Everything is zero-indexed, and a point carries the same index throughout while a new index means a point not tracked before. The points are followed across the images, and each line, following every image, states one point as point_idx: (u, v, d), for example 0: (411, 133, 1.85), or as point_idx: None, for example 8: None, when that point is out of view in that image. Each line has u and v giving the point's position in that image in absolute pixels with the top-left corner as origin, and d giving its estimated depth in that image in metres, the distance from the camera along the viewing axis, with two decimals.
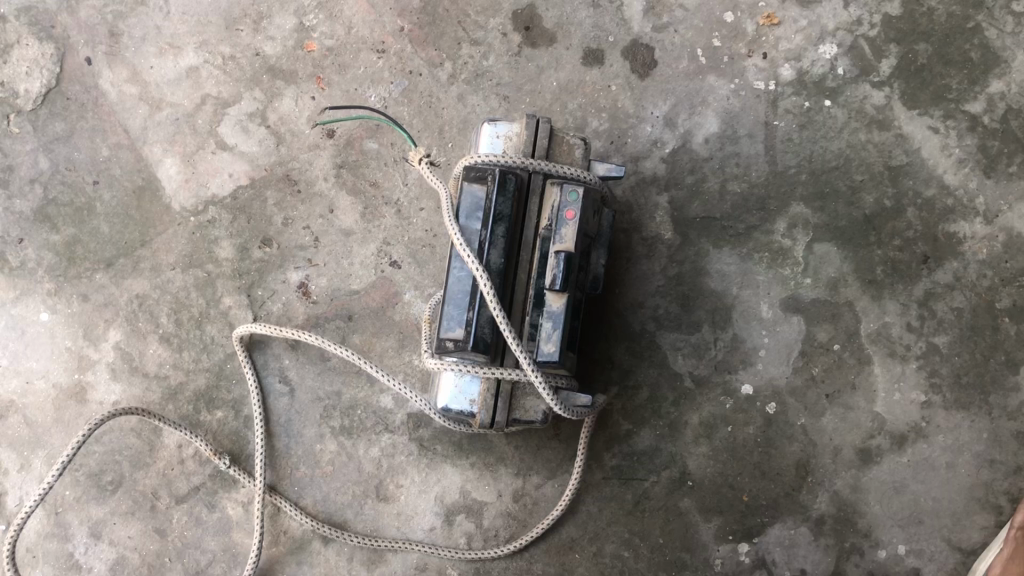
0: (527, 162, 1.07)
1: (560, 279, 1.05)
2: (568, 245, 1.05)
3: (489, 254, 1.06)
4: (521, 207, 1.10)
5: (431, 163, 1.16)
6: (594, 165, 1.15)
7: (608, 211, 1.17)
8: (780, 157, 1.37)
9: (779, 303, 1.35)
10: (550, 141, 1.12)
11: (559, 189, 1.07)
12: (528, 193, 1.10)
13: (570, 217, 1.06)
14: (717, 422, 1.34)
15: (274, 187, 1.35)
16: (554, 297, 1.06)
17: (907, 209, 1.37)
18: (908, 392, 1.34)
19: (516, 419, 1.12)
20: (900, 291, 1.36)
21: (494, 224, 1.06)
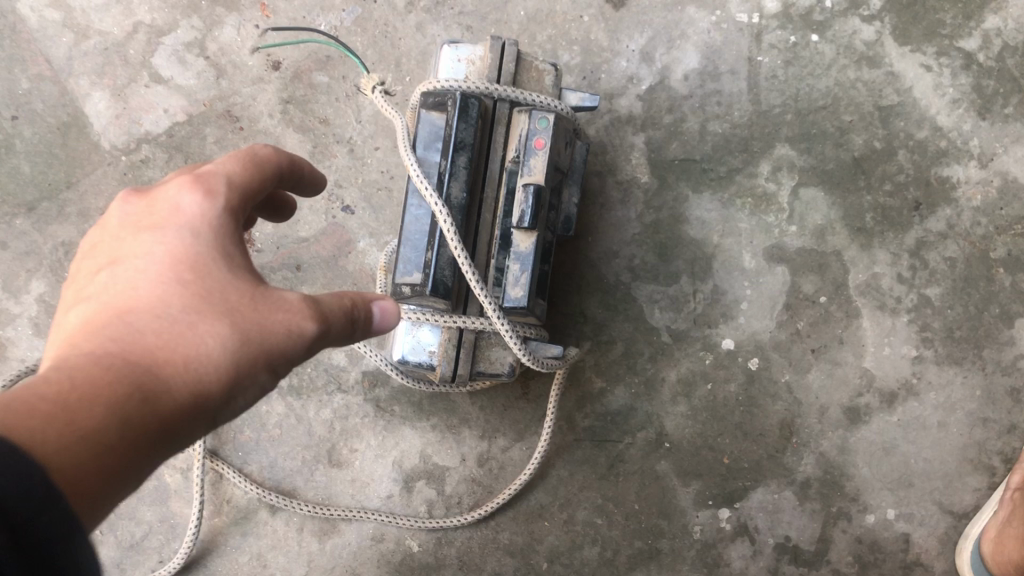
0: (491, 87, 0.96)
1: (529, 216, 0.94)
2: (538, 179, 0.95)
3: (450, 187, 0.95)
4: (485, 137, 0.99)
5: (385, 89, 1.05)
6: (565, 94, 1.05)
7: (581, 144, 1.06)
8: (764, 96, 1.28)
9: (762, 252, 1.26)
10: (517, 65, 1.01)
11: (527, 116, 0.96)
12: (494, 121, 0.99)
13: (540, 147, 0.96)
14: (696, 379, 1.24)
15: (215, 124, 1.23)
16: (523, 236, 0.96)
17: (898, 152, 1.28)
18: (898, 347, 1.27)
19: (481, 373, 1.01)
20: (891, 239, 1.27)
21: (455, 154, 0.95)
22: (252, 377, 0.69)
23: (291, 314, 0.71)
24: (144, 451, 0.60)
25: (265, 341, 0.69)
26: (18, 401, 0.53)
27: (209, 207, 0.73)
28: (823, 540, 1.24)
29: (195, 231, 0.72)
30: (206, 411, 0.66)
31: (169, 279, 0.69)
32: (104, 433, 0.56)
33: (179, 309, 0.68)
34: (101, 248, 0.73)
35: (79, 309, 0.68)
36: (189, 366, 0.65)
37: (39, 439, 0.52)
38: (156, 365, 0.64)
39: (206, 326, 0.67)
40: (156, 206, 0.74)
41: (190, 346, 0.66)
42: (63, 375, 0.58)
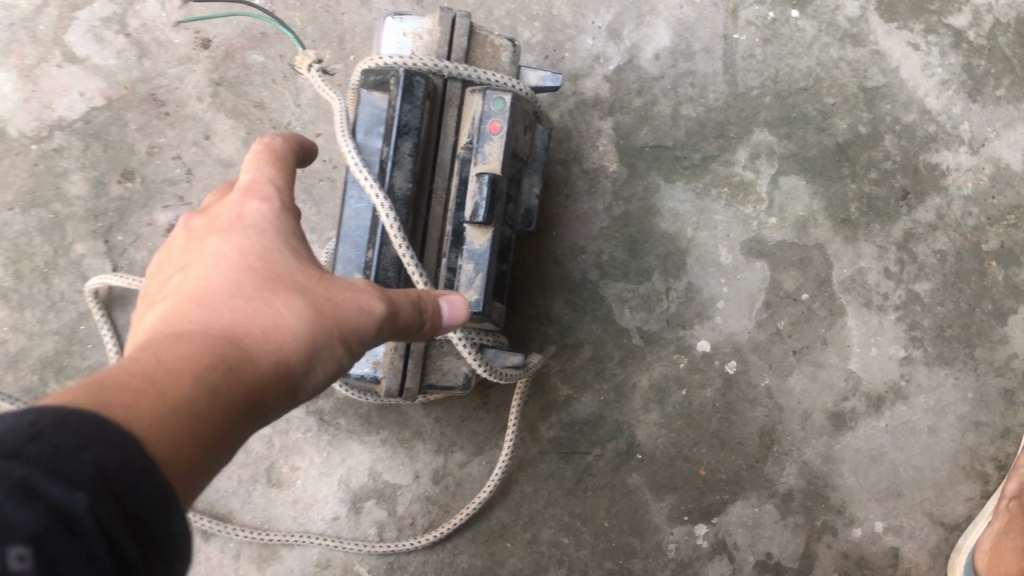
0: (440, 64, 0.86)
1: (484, 209, 0.84)
2: (494, 167, 0.85)
3: (394, 176, 0.85)
4: (434, 120, 0.88)
5: (321, 67, 0.93)
6: (524, 73, 0.94)
7: (544, 128, 0.96)
8: (740, 77, 1.18)
9: (740, 246, 1.17)
10: (470, 40, 0.90)
11: (481, 96, 0.86)
12: (444, 103, 0.88)
13: (495, 131, 0.85)
14: (669, 385, 1.14)
15: (137, 108, 1.11)
16: (478, 233, 0.86)
17: (884, 137, 1.19)
18: (885, 347, 1.18)
19: (432, 387, 0.91)
20: (877, 231, 1.18)
21: (399, 140, 0.84)
22: (329, 357, 0.63)
23: (361, 297, 0.66)
24: (230, 431, 0.54)
25: (340, 319, 0.63)
26: (99, 382, 0.48)
27: (264, 204, 0.68)
28: (807, 556, 1.14)
29: (256, 224, 0.66)
30: (286, 389, 0.60)
31: (238, 266, 0.63)
32: (190, 407, 0.50)
33: (252, 289, 0.61)
34: (167, 258, 0.67)
35: (153, 310, 0.61)
36: (268, 340, 0.59)
37: (126, 418, 0.46)
38: (236, 340, 0.57)
39: (281, 301, 0.61)
40: (217, 212, 0.68)
41: (267, 321, 0.59)
42: (143, 358, 0.52)
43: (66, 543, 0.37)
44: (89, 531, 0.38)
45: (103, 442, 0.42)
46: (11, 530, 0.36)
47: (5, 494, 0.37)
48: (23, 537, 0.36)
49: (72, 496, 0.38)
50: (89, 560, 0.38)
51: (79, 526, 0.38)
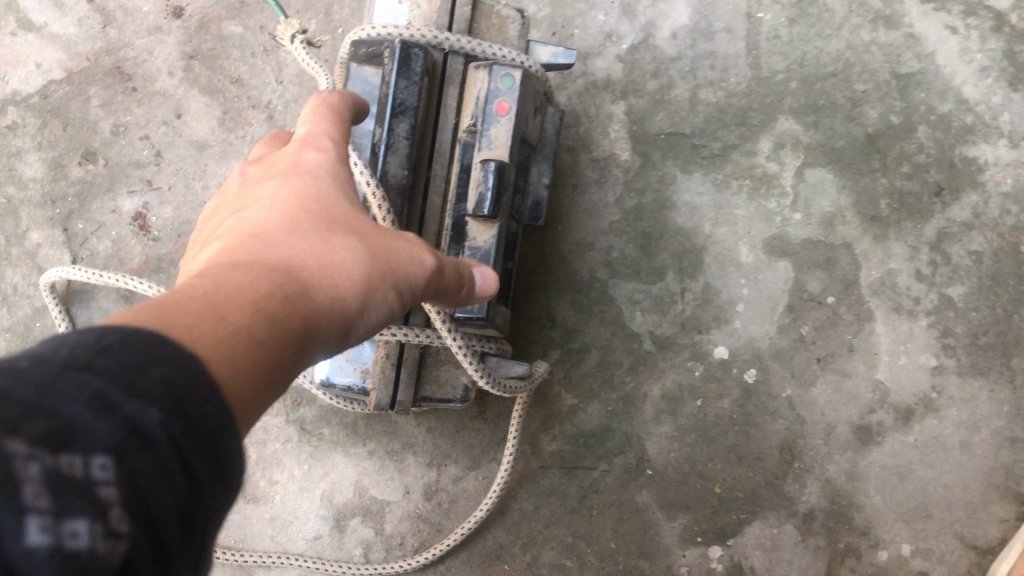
0: (441, 36, 0.76)
1: (490, 202, 0.73)
2: (501, 153, 0.75)
3: (388, 162, 0.74)
4: (433, 100, 0.78)
5: (305, 37, 0.83)
6: (533, 49, 0.84)
7: (556, 111, 0.86)
8: (764, 59, 1.09)
9: (762, 244, 1.07)
10: (473, 11, 0.80)
11: (487, 73, 0.75)
12: (445, 80, 0.79)
13: (503, 112, 0.75)
14: (683, 395, 1.05)
15: (100, 83, 1.01)
16: (482, 228, 0.76)
17: (917, 128, 1.10)
18: (915, 355, 1.08)
19: (427, 401, 0.81)
20: (908, 230, 1.09)
21: (394, 120, 0.74)
22: (383, 304, 0.56)
23: (416, 250, 0.60)
24: (292, 365, 0.47)
25: (396, 267, 0.57)
26: (157, 304, 0.41)
27: (320, 152, 0.61)
28: None
29: (313, 172, 0.60)
30: (342, 333, 0.53)
31: (294, 208, 0.56)
32: (255, 334, 0.44)
33: (310, 228, 0.55)
34: (214, 212, 0.60)
35: (202, 252, 0.54)
36: (328, 277, 0.52)
37: (192, 338, 0.40)
38: (296, 273, 0.51)
39: (339, 241, 0.55)
40: (270, 163, 0.62)
41: (327, 259, 0.53)
42: (199, 283, 0.45)
43: (141, 458, 0.33)
44: (162, 448, 0.34)
45: (169, 359, 0.36)
46: (87, 439, 0.31)
47: (76, 403, 0.32)
48: (98, 446, 0.31)
49: (148, 413, 0.33)
50: (163, 477, 0.34)
51: (153, 444, 0.33)
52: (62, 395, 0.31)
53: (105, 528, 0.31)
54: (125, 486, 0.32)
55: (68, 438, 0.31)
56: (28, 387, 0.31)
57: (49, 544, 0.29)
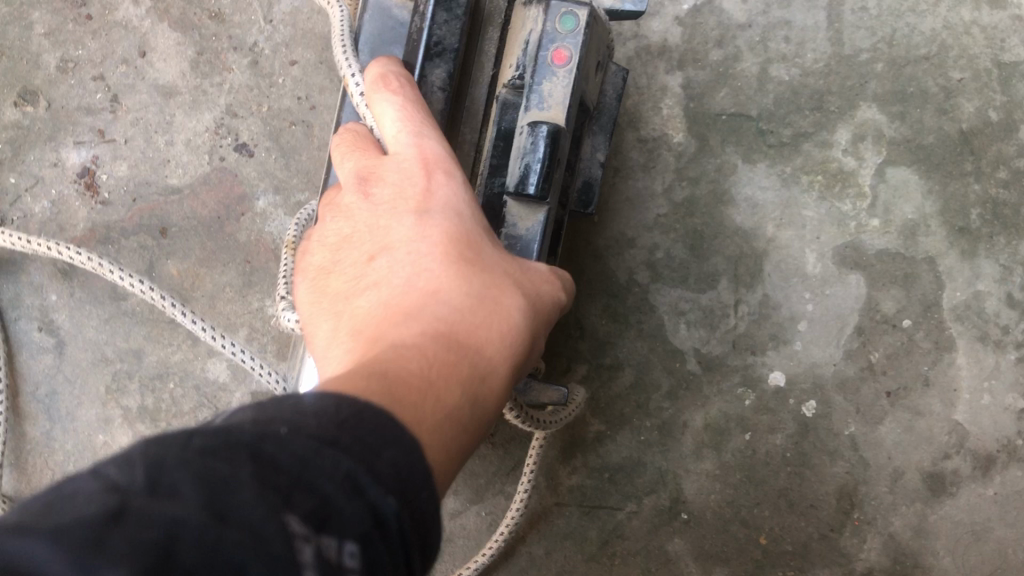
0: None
1: (538, 176, 0.60)
2: (554, 116, 0.61)
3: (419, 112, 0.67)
4: (471, 44, 0.71)
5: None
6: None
7: (618, 66, 0.73)
8: (846, 34, 0.92)
9: (831, 253, 0.91)
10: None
11: (542, 10, 0.62)
12: (485, 21, 0.72)
13: (560, 62, 0.62)
14: (730, 428, 0.89)
15: (48, 6, 0.88)
16: (527, 212, 0.62)
17: (1019, 127, 0.93)
18: (1001, 395, 0.92)
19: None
20: (1001, 246, 0.92)
21: (429, 63, 0.67)
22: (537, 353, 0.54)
23: (555, 285, 0.57)
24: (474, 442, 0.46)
25: (544, 311, 0.55)
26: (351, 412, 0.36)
27: (450, 179, 0.54)
28: None
29: (452, 205, 0.53)
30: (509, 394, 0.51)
31: (443, 255, 0.51)
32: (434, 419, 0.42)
33: (472, 283, 0.50)
34: (338, 246, 0.54)
35: (350, 320, 0.49)
36: (498, 345, 0.49)
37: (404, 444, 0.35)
38: (465, 343, 0.47)
39: (500, 296, 0.51)
40: (386, 183, 0.54)
41: (493, 324, 0.49)
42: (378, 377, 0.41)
43: (379, 546, 0.32)
44: (394, 536, 0.33)
45: (395, 440, 0.35)
46: (339, 522, 0.30)
47: (330, 481, 0.31)
48: (349, 531, 0.30)
49: (386, 499, 0.32)
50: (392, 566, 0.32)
51: (388, 529, 0.32)
52: (320, 471, 0.31)
53: None
54: (364, 556, 0.31)
55: (324, 520, 0.30)
56: (292, 459, 0.31)
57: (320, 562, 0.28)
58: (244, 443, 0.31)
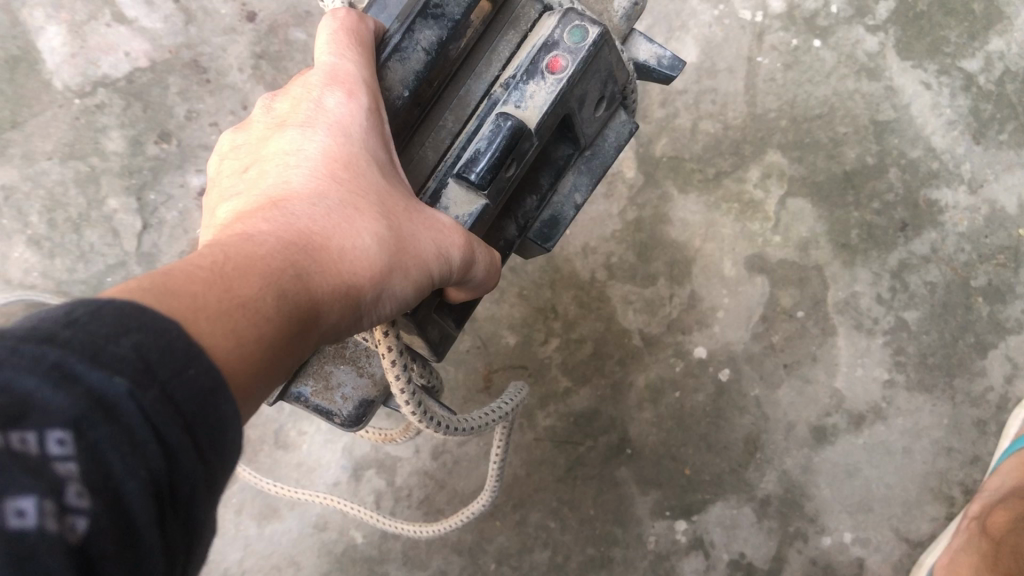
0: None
1: (484, 163, 0.61)
2: (526, 117, 0.63)
3: (390, 68, 0.63)
4: (486, 34, 0.70)
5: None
6: (636, 41, 0.80)
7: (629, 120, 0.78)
8: (760, 99, 1.25)
9: (744, 261, 1.23)
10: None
11: (558, 19, 0.64)
12: (510, 19, 0.70)
13: (553, 70, 0.63)
14: (665, 387, 1.21)
15: (179, 73, 1.16)
16: (463, 199, 0.64)
17: (889, 169, 1.25)
18: (871, 369, 1.23)
19: (301, 398, 0.67)
20: (873, 258, 1.24)
21: (422, 21, 0.63)
22: (399, 291, 0.58)
23: (439, 235, 0.60)
24: (301, 347, 0.50)
25: (412, 253, 0.58)
26: (166, 272, 0.43)
27: (351, 103, 0.60)
28: (777, 560, 1.19)
29: (344, 127, 0.60)
30: (353, 318, 0.56)
31: (317, 170, 0.59)
32: (256, 310, 0.46)
33: (332, 198, 0.57)
34: (244, 147, 0.65)
35: (225, 204, 0.60)
36: (341, 261, 0.55)
37: (198, 314, 0.41)
38: (310, 249, 0.54)
39: (360, 221, 0.57)
40: (296, 99, 0.63)
41: (340, 239, 0.56)
42: (213, 250, 0.48)
43: (107, 428, 0.31)
44: (128, 419, 0.32)
45: (142, 326, 0.35)
46: (43, 411, 0.30)
47: (35, 375, 0.30)
48: (56, 419, 0.30)
49: (112, 381, 0.32)
50: (134, 454, 0.32)
51: (120, 413, 0.32)
52: (19, 366, 0.30)
53: (57, 506, 0.29)
54: (89, 462, 0.31)
55: (24, 412, 0.29)
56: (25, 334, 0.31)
57: (22, 518, 0.28)
58: (53, 311, 0.33)
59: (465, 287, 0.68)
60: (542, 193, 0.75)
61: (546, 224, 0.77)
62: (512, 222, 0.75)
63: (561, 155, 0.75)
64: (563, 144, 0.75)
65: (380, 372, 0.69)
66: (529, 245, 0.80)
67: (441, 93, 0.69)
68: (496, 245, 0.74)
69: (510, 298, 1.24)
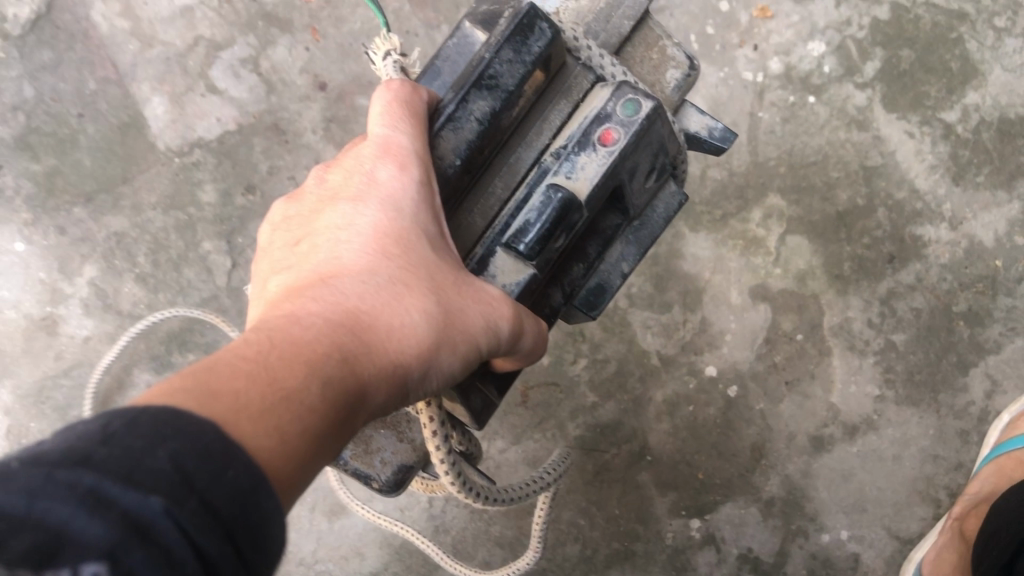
0: (581, 40, 0.73)
1: (533, 236, 0.66)
2: (578, 189, 0.67)
3: (444, 137, 0.68)
4: (539, 104, 0.74)
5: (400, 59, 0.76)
6: (688, 112, 0.82)
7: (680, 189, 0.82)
8: (761, 148, 1.42)
9: (748, 290, 1.40)
10: (634, 29, 0.78)
11: (613, 94, 0.69)
12: (562, 90, 0.75)
13: (606, 143, 0.68)
14: (679, 401, 1.39)
15: (262, 135, 1.39)
16: (510, 268, 0.69)
17: (877, 209, 1.41)
18: (863, 385, 1.39)
19: (341, 461, 0.74)
20: (864, 287, 1.40)
21: (476, 93, 0.67)
22: (447, 364, 0.62)
23: (490, 309, 0.64)
24: (350, 427, 0.55)
25: (459, 328, 0.62)
26: (210, 371, 0.48)
27: (403, 175, 0.64)
28: (781, 553, 1.36)
29: (396, 200, 0.64)
30: (401, 393, 0.60)
31: (369, 246, 0.63)
32: (298, 401, 0.50)
33: (382, 275, 0.62)
34: (297, 214, 0.69)
35: (277, 276, 0.64)
36: (390, 338, 0.59)
37: (239, 415, 0.46)
38: (358, 329, 0.58)
39: (410, 298, 0.61)
40: (347, 172, 0.67)
41: (389, 316, 0.60)
42: (261, 340, 0.53)
43: (141, 549, 0.36)
44: (164, 530, 0.37)
45: (182, 432, 0.41)
46: (75, 548, 0.35)
47: (69, 507, 0.35)
48: (89, 555, 0.35)
49: (148, 500, 0.37)
50: (168, 568, 0.37)
51: (156, 529, 0.37)
52: (54, 501, 0.35)
53: None
54: None
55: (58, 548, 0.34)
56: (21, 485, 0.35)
57: None
58: (96, 427, 0.40)
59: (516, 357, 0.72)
60: (590, 261, 0.78)
61: (592, 291, 0.80)
62: (558, 290, 0.78)
63: (611, 224, 0.78)
64: (613, 215, 0.78)
65: (420, 438, 0.75)
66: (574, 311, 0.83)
67: (494, 160, 0.74)
68: (541, 312, 0.78)
69: None
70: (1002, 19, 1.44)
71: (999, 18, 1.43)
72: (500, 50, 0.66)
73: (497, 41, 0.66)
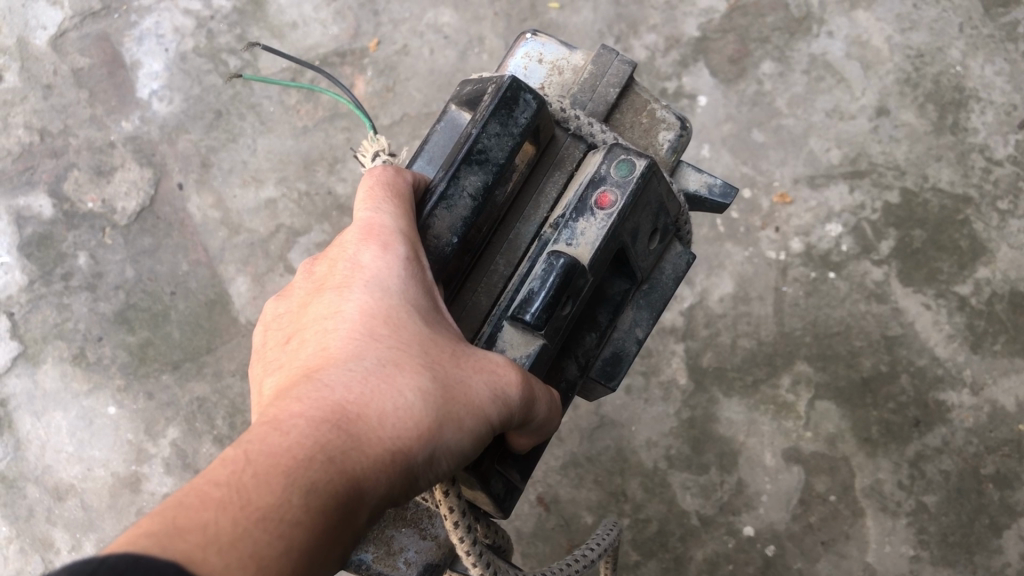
0: (569, 110, 0.75)
1: (538, 304, 0.64)
2: (580, 253, 0.67)
3: (438, 216, 0.68)
4: (533, 178, 0.76)
5: (388, 155, 0.81)
6: (685, 173, 0.83)
7: (682, 247, 0.80)
8: (786, 319, 1.54)
9: (781, 452, 1.48)
10: (620, 97, 0.82)
11: (604, 156, 0.70)
12: (556, 163, 0.76)
13: (603, 205, 0.68)
14: (719, 559, 1.45)
15: None
16: (519, 340, 0.68)
17: (900, 375, 1.50)
18: (898, 545, 1.43)
19: (363, 565, 0.71)
20: (892, 450, 1.47)
21: (467, 168, 0.67)
22: (454, 441, 0.60)
23: (492, 376, 0.62)
24: (350, 525, 0.54)
25: (461, 406, 0.61)
26: (180, 501, 0.48)
27: (387, 255, 0.65)
28: None
29: (382, 280, 0.65)
30: (407, 480, 0.58)
31: (358, 333, 0.63)
32: (280, 513, 0.49)
33: (372, 359, 0.61)
34: (287, 314, 0.69)
35: (271, 379, 0.64)
36: (385, 425, 0.58)
37: (209, 550, 0.46)
38: (348, 422, 0.56)
39: (402, 378, 0.60)
40: (334, 262, 0.68)
41: (381, 400, 0.58)
42: (238, 452, 0.52)
43: None
44: None
45: None
46: None
47: None
48: None
49: None
50: None
51: None
52: None
53: None
54: None
55: None
56: None
57: None
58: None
59: (526, 431, 0.68)
60: (602, 330, 0.75)
61: (608, 361, 0.77)
62: (573, 362, 0.75)
63: (617, 290, 0.76)
64: (618, 280, 0.76)
65: (442, 534, 0.73)
66: (594, 385, 0.80)
67: (494, 238, 0.74)
68: (558, 385, 0.74)
69: (587, 483, 1.50)
70: (1004, 202, 1.55)
71: (1002, 200, 1.55)
72: (486, 125, 0.67)
73: (482, 117, 0.68)
